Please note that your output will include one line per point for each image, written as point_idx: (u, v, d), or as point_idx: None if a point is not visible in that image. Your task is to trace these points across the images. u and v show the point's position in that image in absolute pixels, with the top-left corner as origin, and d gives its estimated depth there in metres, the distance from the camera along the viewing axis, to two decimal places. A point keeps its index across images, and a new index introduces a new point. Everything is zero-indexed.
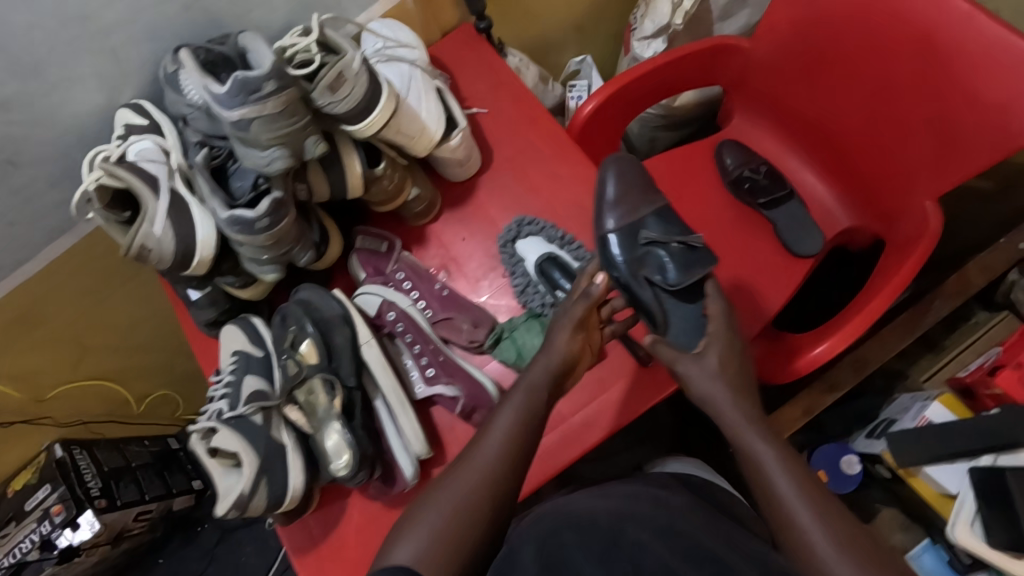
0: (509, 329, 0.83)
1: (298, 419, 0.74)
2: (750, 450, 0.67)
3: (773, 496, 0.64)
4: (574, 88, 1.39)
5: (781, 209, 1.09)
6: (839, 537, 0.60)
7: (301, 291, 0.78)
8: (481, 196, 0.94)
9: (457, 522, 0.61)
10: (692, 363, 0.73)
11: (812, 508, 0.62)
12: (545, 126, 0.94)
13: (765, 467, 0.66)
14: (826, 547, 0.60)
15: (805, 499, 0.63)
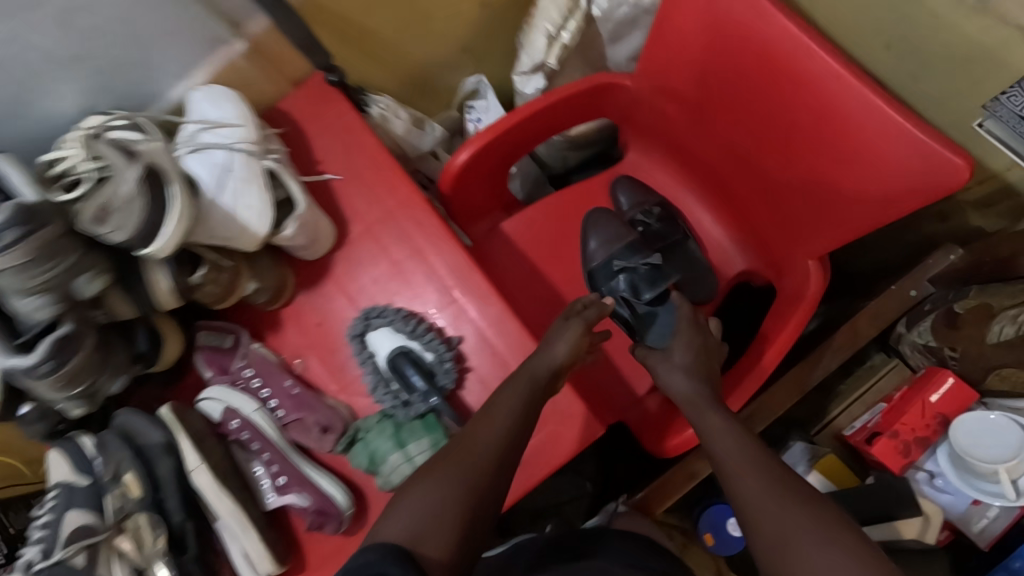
0: (364, 429, 0.79)
1: (127, 555, 0.68)
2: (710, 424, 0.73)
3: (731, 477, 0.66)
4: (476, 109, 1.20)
5: (675, 254, 1.04)
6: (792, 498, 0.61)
7: (122, 414, 0.72)
8: (337, 274, 0.87)
9: (450, 504, 0.60)
10: (664, 363, 0.86)
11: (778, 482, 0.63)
12: (402, 193, 0.87)
13: (718, 442, 0.70)
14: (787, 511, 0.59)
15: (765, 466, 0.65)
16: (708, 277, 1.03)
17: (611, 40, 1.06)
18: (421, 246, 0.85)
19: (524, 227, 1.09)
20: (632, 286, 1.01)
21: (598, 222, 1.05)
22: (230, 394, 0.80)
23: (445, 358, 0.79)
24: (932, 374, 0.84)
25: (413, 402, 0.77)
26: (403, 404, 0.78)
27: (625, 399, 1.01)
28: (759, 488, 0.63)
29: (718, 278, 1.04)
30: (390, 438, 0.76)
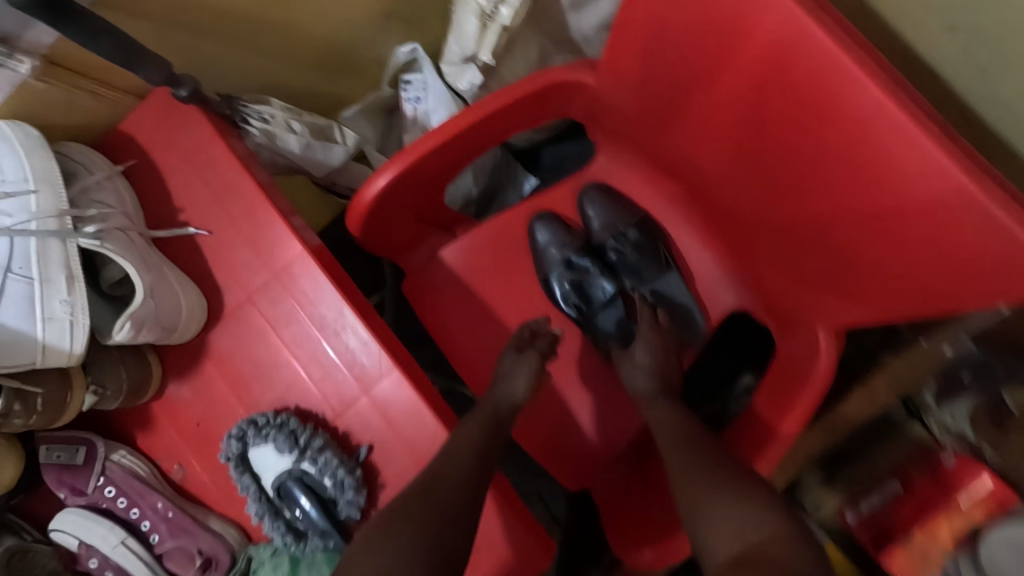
0: (258, 560, 0.64)
1: None
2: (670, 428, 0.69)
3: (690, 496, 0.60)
4: (409, 87, 0.88)
5: (654, 290, 0.84)
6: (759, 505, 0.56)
7: None
8: (215, 358, 0.68)
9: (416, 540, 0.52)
10: (626, 363, 0.79)
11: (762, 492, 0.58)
12: (291, 252, 0.66)
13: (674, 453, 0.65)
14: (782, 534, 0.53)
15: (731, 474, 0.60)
16: (695, 318, 0.84)
17: (573, 9, 0.81)
18: (316, 326, 0.66)
19: (469, 255, 0.88)
20: (580, 290, 0.85)
21: (545, 224, 0.87)
22: (87, 527, 0.65)
23: (347, 480, 0.61)
24: (965, 467, 0.69)
25: (308, 538, 0.62)
26: (295, 540, 0.62)
27: (592, 465, 0.85)
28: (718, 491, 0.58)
29: (707, 318, 0.84)
30: None
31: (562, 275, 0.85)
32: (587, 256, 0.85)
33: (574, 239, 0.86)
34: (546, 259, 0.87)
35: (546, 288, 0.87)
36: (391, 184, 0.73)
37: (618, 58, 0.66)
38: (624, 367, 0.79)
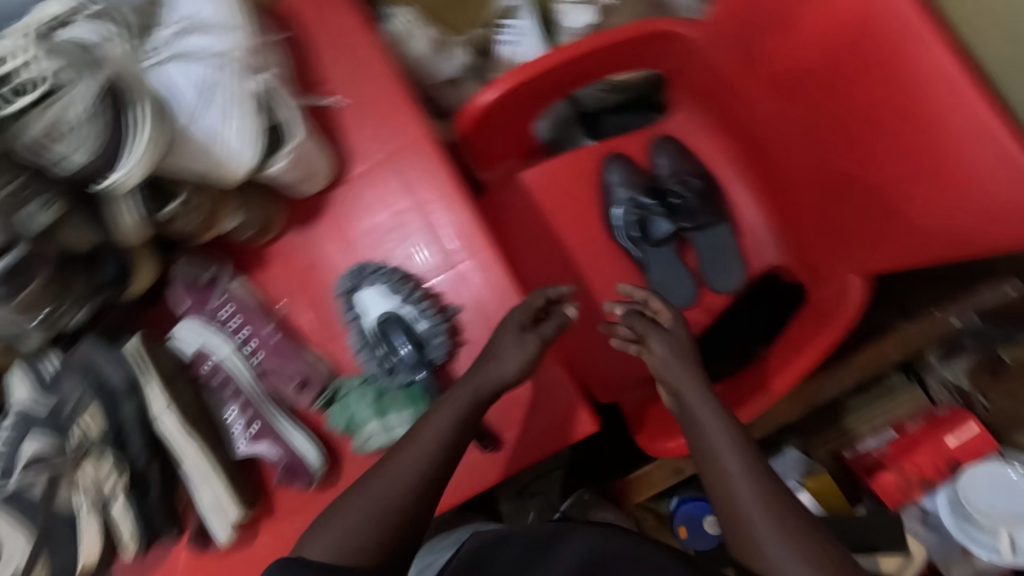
0: (345, 388, 0.74)
1: (85, 488, 0.66)
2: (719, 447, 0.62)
3: (746, 529, 0.57)
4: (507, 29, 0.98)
5: (705, 235, 0.95)
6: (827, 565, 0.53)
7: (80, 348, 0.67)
8: (333, 215, 0.78)
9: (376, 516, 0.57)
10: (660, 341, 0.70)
11: (759, 487, 0.59)
12: (417, 132, 0.77)
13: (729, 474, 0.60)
14: (768, 523, 0.56)
15: (786, 515, 0.56)
16: (735, 266, 0.95)
17: None
18: (426, 199, 0.76)
19: (544, 182, 0.98)
20: (642, 224, 0.96)
21: (615, 164, 0.98)
22: (204, 332, 0.75)
23: (439, 327, 0.73)
24: (957, 415, 0.81)
25: (398, 369, 0.72)
26: (385, 373, 0.73)
27: (624, 380, 0.96)
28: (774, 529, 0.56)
29: (746, 268, 0.95)
30: (369, 404, 0.71)
31: (627, 205, 0.96)
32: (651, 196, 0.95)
33: (640, 179, 0.97)
34: (612, 194, 0.98)
35: (607, 219, 0.98)
36: (499, 99, 0.83)
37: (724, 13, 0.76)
38: (653, 339, 0.70)
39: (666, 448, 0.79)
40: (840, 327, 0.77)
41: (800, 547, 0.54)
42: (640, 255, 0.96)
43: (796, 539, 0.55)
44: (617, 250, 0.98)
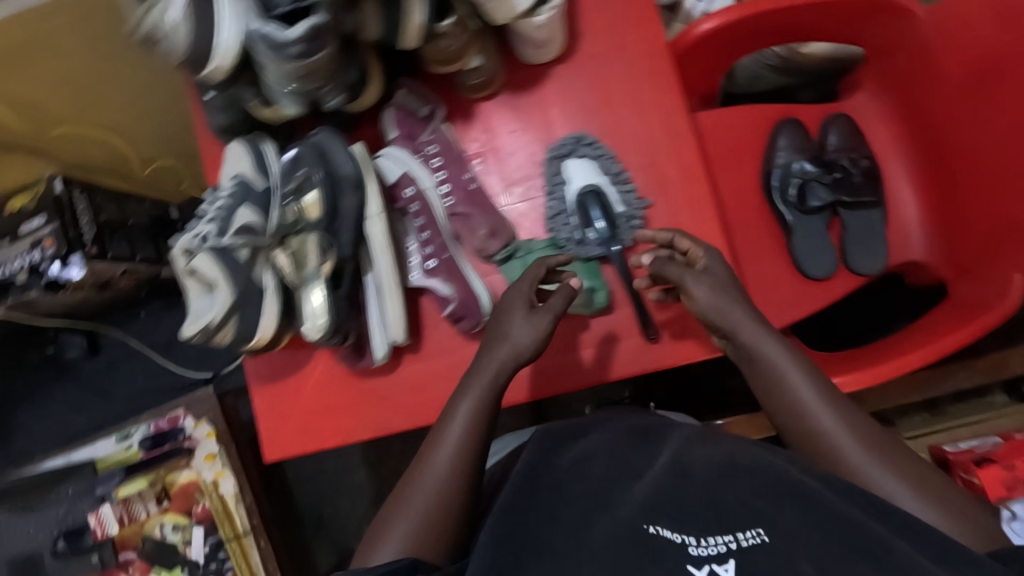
0: (525, 249, 0.78)
1: (283, 267, 0.68)
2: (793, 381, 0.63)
3: (834, 450, 0.59)
4: None
5: (858, 215, 0.98)
6: (913, 478, 0.56)
7: (317, 134, 0.71)
8: (548, 89, 0.81)
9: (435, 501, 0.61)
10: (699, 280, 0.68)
11: (840, 418, 0.60)
12: (649, 31, 0.79)
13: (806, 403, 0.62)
14: (855, 450, 0.58)
15: (864, 438, 0.59)
16: (880, 250, 0.98)
17: None
18: (644, 96, 0.79)
19: (719, 126, 1.01)
20: (802, 190, 0.98)
21: (788, 127, 1.00)
22: (408, 160, 0.77)
23: (635, 214, 0.77)
24: None
25: (588, 243, 0.75)
26: (575, 242, 0.76)
27: None
28: (860, 448, 0.58)
29: (888, 258, 0.99)
30: (552, 267, 0.76)
31: (797, 168, 0.98)
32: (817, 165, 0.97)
33: (810, 146, 0.99)
34: (775, 156, 1.00)
35: (764, 177, 1.01)
36: (715, 30, 0.87)
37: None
38: (696, 282, 0.68)
39: None
40: (990, 321, 0.78)
41: (886, 460, 0.57)
42: (792, 218, 0.99)
43: (882, 453, 0.58)
44: (766, 209, 1.01)
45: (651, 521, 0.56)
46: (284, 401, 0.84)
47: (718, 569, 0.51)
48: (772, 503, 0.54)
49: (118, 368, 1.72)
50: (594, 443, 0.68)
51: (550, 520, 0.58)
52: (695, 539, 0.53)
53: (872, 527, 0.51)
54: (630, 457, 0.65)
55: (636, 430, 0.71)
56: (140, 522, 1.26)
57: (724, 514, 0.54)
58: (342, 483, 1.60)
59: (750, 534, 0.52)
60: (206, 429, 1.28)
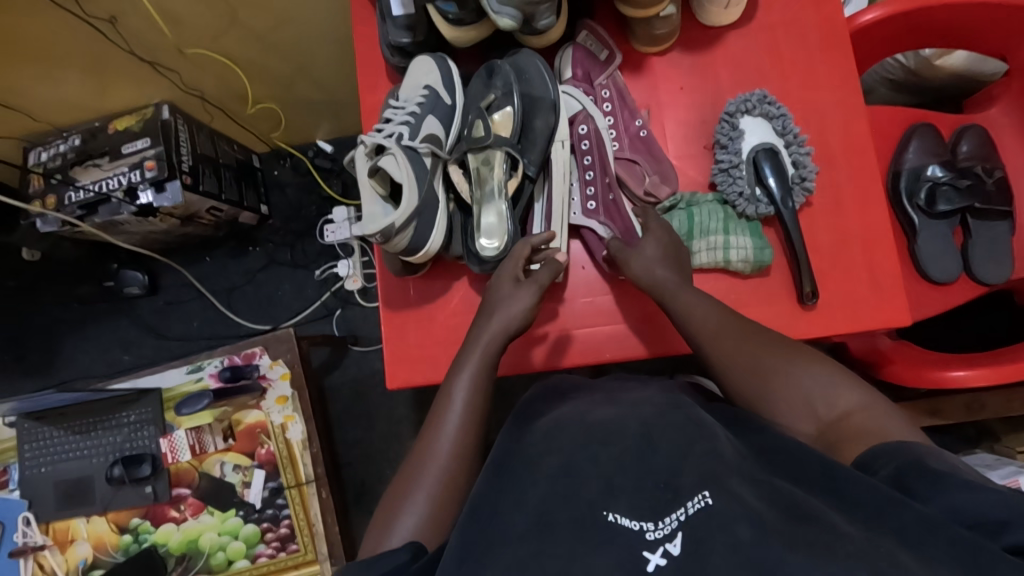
0: (688, 202, 0.79)
1: (461, 183, 0.77)
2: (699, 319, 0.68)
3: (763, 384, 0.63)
4: None
5: (986, 225, 0.99)
6: (808, 364, 0.62)
7: (513, 60, 0.79)
8: (721, 53, 0.82)
9: (431, 490, 0.60)
10: (632, 251, 0.74)
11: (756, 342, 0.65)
12: (827, 8, 0.81)
13: (716, 338, 0.66)
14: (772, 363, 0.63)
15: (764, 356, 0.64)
16: (1005, 261, 0.98)
17: None
18: (819, 69, 0.80)
19: None
20: (932, 194, 0.98)
21: (925, 130, 1.00)
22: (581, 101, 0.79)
23: (808, 176, 0.75)
24: None
25: (757, 206, 0.75)
26: (745, 198, 0.76)
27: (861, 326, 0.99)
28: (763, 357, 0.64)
29: (1013, 269, 0.99)
30: (719, 221, 0.76)
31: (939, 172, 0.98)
32: (949, 170, 0.98)
33: (942, 151, 1.00)
34: (904, 157, 1.01)
35: (892, 181, 1.02)
36: (875, 21, 0.88)
37: None
38: (626, 254, 0.74)
39: (942, 376, 0.86)
40: None
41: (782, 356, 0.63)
42: (919, 221, 0.99)
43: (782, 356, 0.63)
44: (892, 211, 1.02)
45: (608, 506, 0.50)
46: (417, 328, 0.83)
47: (671, 548, 0.46)
48: (721, 472, 0.50)
49: (175, 309, 1.66)
50: (562, 415, 0.66)
51: (518, 497, 0.53)
52: (653, 525, 0.48)
53: (811, 501, 0.48)
54: (587, 418, 0.63)
55: (612, 399, 0.69)
56: (202, 456, 1.23)
57: (676, 488, 0.49)
58: (393, 455, 1.54)
59: (697, 500, 0.48)
60: (281, 370, 1.24)
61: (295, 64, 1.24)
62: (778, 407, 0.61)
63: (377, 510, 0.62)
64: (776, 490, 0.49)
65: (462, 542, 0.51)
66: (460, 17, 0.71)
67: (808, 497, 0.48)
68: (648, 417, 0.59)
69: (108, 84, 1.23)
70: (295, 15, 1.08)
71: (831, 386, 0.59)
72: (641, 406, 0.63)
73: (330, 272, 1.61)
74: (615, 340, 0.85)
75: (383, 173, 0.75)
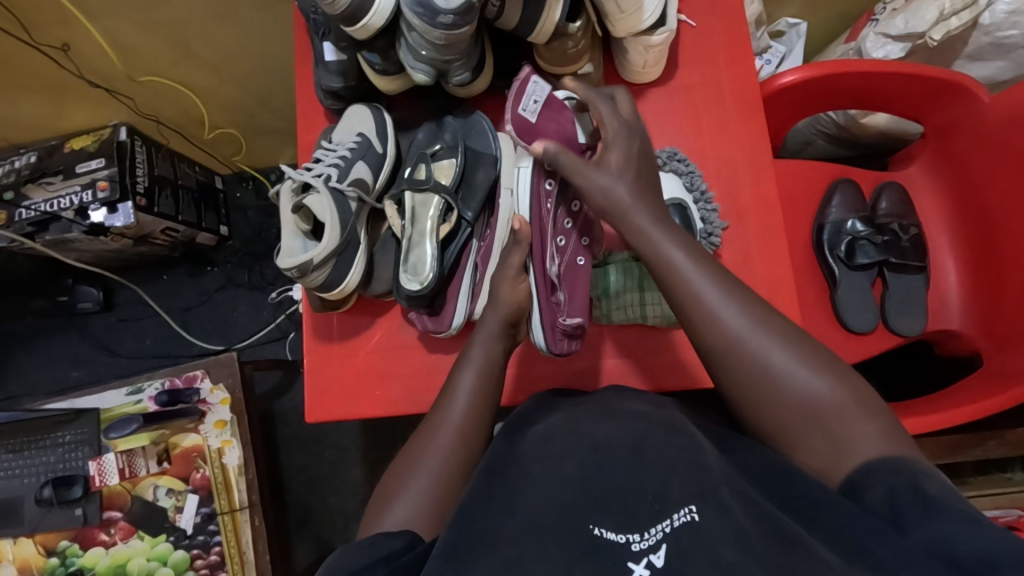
0: (607, 260, 0.85)
1: (393, 219, 0.78)
2: (691, 282, 0.63)
3: (724, 330, 0.61)
4: (769, 50, 1.16)
5: (901, 278, 1.03)
6: (809, 359, 0.59)
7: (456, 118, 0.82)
8: (641, 109, 0.86)
9: (429, 490, 0.62)
10: (598, 174, 0.70)
11: (720, 289, 0.63)
12: (743, 72, 0.85)
13: (702, 296, 0.63)
14: (737, 323, 0.61)
15: (760, 329, 0.60)
16: (920, 313, 1.02)
17: (967, 58, 1.01)
18: (732, 129, 0.84)
19: (783, 180, 1.06)
20: (851, 248, 1.02)
21: (845, 186, 1.05)
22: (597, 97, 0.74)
23: (715, 232, 0.80)
24: None
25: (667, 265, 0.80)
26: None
27: None
28: (763, 341, 0.60)
29: (926, 322, 1.03)
30: (632, 281, 0.82)
31: (860, 225, 1.01)
32: (869, 226, 1.02)
33: (862, 207, 1.04)
34: (826, 212, 1.05)
35: (815, 233, 1.05)
36: (793, 83, 0.92)
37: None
38: (592, 174, 0.71)
39: None
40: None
41: (782, 347, 0.59)
42: (839, 272, 1.02)
43: (783, 345, 0.59)
44: (812, 262, 1.05)
45: (596, 520, 0.51)
46: (339, 361, 0.85)
47: (654, 559, 0.48)
48: (707, 487, 0.51)
49: (127, 326, 1.65)
50: (552, 422, 0.67)
51: (507, 504, 0.55)
52: (639, 535, 0.49)
53: (790, 521, 0.50)
54: (583, 427, 0.63)
55: (602, 404, 0.69)
56: (135, 479, 1.21)
57: (667, 500, 0.51)
58: (339, 481, 1.53)
59: (683, 514, 0.49)
60: (221, 395, 1.24)
61: (253, 96, 1.27)
62: (743, 355, 0.60)
63: (372, 500, 0.65)
64: (761, 509, 0.51)
65: (452, 537, 0.52)
66: (384, 68, 0.74)
67: (785, 519, 0.50)
68: (639, 431, 0.60)
69: (64, 105, 1.24)
70: (246, 49, 1.11)
71: (837, 385, 0.57)
72: (636, 419, 0.63)
73: (286, 295, 1.61)
74: (536, 382, 0.87)
75: (307, 210, 0.76)
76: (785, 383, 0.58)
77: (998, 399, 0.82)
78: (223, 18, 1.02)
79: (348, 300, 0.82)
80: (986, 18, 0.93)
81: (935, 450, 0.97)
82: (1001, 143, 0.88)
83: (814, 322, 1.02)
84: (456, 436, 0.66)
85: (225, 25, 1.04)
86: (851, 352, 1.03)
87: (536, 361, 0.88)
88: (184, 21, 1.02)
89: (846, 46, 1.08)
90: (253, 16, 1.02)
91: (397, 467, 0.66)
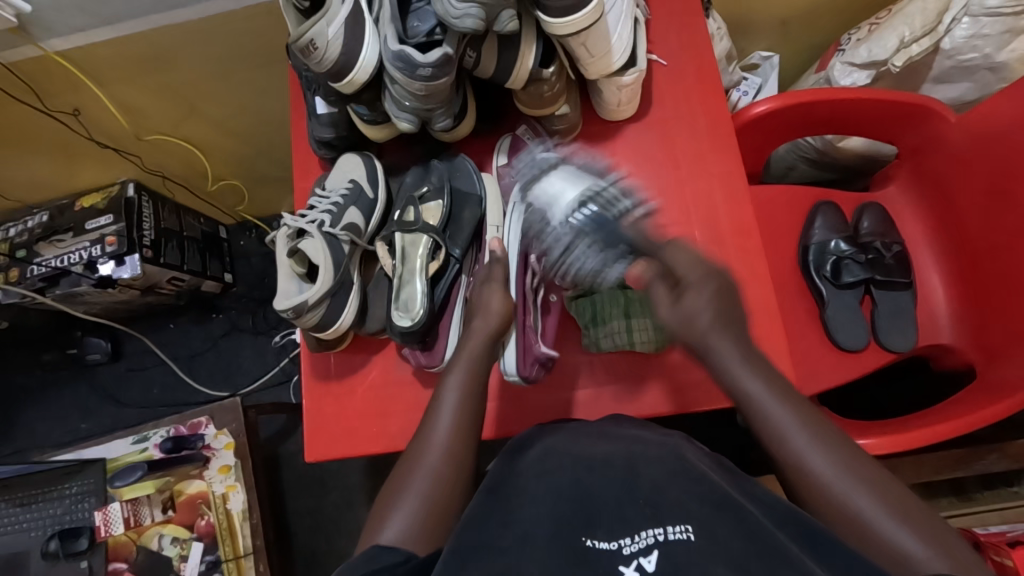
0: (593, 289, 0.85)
1: (384, 260, 0.81)
2: (773, 417, 0.63)
3: (810, 474, 0.60)
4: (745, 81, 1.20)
5: (889, 295, 1.04)
6: (899, 507, 0.56)
7: (441, 164, 0.87)
8: (619, 144, 0.91)
9: (423, 505, 0.62)
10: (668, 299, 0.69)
11: (809, 433, 0.61)
12: (716, 104, 0.89)
13: (787, 435, 0.62)
14: (821, 465, 0.59)
15: (841, 468, 0.59)
16: (910, 329, 1.03)
17: (933, 81, 1.05)
18: (709, 158, 0.88)
19: (765, 205, 1.09)
20: (837, 266, 1.04)
21: (825, 208, 1.08)
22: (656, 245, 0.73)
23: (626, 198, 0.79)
24: None
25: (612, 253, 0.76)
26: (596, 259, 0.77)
27: None
28: (850, 484, 0.58)
29: (918, 337, 1.04)
30: (621, 310, 0.83)
31: (845, 243, 1.03)
32: (852, 245, 1.04)
33: (846, 227, 1.07)
34: (810, 233, 1.07)
35: (802, 253, 1.07)
36: (766, 112, 0.96)
37: (995, 108, 0.86)
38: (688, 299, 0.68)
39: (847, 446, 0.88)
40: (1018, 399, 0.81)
41: (867, 490, 0.57)
42: (827, 291, 1.04)
43: (869, 488, 0.57)
44: (801, 284, 1.07)
45: (588, 533, 0.53)
46: (337, 398, 0.87)
47: (645, 563, 0.49)
48: (703, 508, 0.52)
49: (135, 375, 1.67)
50: (553, 441, 0.68)
51: (507, 517, 0.55)
52: (629, 541, 0.51)
53: (790, 545, 0.49)
54: (584, 449, 0.64)
55: (595, 431, 0.69)
56: (140, 528, 1.21)
57: (660, 511, 0.53)
58: (344, 524, 1.52)
59: (678, 529, 0.50)
60: (225, 440, 1.25)
61: (253, 148, 1.33)
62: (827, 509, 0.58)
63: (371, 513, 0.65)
64: (755, 526, 0.50)
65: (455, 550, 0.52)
66: (371, 118, 0.79)
67: (774, 532, 0.50)
68: (638, 451, 0.62)
69: (75, 165, 1.31)
70: (244, 102, 1.16)
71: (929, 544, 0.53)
72: (633, 439, 0.66)
73: (289, 338, 1.64)
74: (531, 413, 0.88)
75: (302, 254, 0.80)
76: (876, 533, 0.55)
77: (985, 413, 0.82)
78: (223, 77, 1.09)
79: (344, 339, 0.85)
80: (947, 43, 0.98)
81: (935, 465, 0.97)
82: (973, 156, 0.91)
83: (805, 341, 1.04)
84: (448, 446, 0.67)
85: (224, 83, 1.10)
86: (844, 371, 1.04)
87: (530, 392, 0.89)
88: (187, 81, 1.08)
89: (817, 76, 1.13)
90: (250, 73, 1.08)
91: (398, 473, 0.67)
